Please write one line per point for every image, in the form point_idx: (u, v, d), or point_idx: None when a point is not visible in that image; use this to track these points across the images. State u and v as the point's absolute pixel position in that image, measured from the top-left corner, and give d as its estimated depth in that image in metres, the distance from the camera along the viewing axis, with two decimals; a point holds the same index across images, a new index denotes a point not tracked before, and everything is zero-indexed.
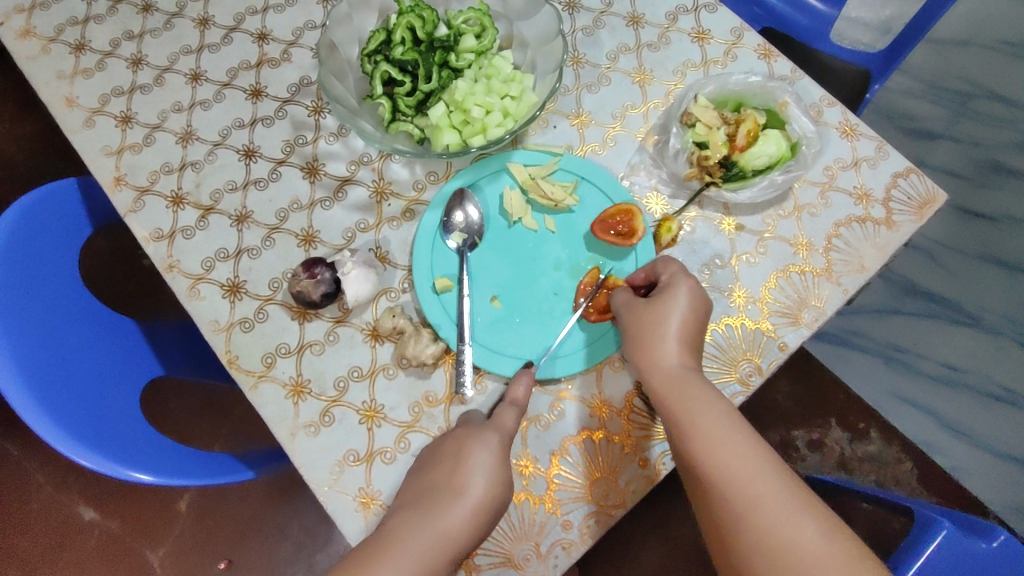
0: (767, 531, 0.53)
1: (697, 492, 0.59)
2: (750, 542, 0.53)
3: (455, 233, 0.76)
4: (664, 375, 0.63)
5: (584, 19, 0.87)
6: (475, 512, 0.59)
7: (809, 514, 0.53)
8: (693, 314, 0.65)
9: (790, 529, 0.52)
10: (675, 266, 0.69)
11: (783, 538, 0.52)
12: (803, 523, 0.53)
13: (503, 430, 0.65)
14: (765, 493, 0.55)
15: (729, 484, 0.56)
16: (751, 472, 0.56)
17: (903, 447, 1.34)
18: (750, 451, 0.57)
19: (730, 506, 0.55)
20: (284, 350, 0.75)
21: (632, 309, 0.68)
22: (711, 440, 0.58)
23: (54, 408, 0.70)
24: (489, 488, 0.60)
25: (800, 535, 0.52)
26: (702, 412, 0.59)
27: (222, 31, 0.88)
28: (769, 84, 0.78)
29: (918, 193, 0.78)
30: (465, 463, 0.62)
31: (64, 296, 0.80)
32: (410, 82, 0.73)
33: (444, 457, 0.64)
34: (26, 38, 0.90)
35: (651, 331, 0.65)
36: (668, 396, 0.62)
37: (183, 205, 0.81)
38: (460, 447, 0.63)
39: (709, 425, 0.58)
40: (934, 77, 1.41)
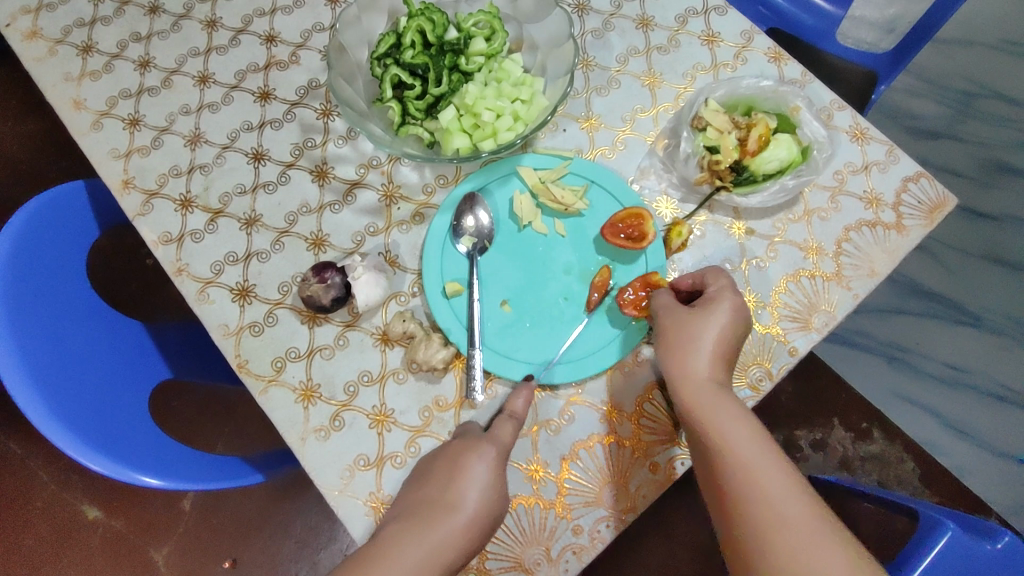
0: (795, 554, 0.52)
1: (723, 511, 0.58)
2: (777, 563, 0.53)
3: (466, 237, 0.76)
4: (696, 387, 0.63)
5: (594, 22, 0.87)
6: (469, 525, 0.59)
7: (835, 537, 0.53)
8: (733, 329, 0.65)
9: (817, 552, 0.52)
10: (725, 279, 0.68)
11: (811, 562, 0.52)
12: (830, 547, 0.52)
13: (500, 442, 0.65)
14: (794, 514, 0.54)
15: (759, 503, 0.56)
16: (780, 492, 0.56)
17: (905, 447, 1.32)
18: (779, 472, 0.57)
19: (756, 529, 0.55)
20: (294, 354, 0.75)
21: (672, 314, 0.67)
22: (742, 457, 0.58)
23: (64, 413, 0.70)
24: (484, 500, 0.61)
25: (828, 560, 0.52)
26: (733, 428, 0.60)
27: (230, 33, 0.88)
28: (781, 88, 0.77)
29: (928, 198, 0.78)
30: (462, 475, 0.62)
31: (72, 299, 0.80)
32: (421, 85, 0.73)
33: (442, 465, 0.64)
34: (32, 39, 0.89)
35: (687, 341, 0.65)
36: (698, 409, 0.62)
37: (192, 209, 0.81)
38: (456, 457, 0.64)
39: (740, 442, 0.59)
40: (939, 78, 1.41)
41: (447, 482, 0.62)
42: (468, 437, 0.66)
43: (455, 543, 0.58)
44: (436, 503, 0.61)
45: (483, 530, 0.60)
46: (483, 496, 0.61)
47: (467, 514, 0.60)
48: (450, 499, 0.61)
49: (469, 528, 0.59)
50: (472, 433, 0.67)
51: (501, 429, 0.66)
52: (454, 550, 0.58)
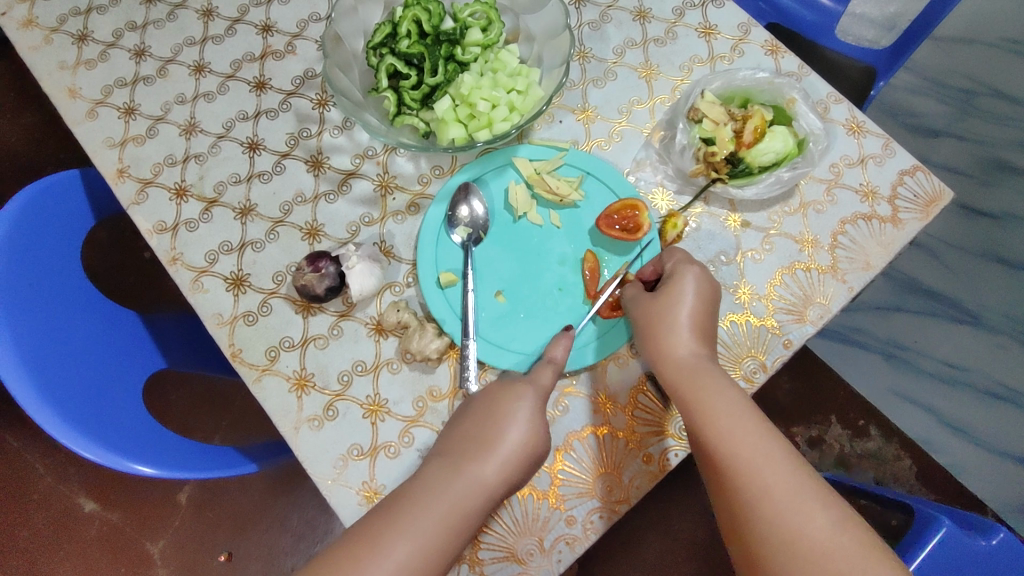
0: (779, 522, 0.51)
1: (711, 482, 0.58)
2: (763, 531, 0.52)
3: (460, 228, 0.76)
4: (677, 363, 0.64)
5: (591, 13, 0.87)
6: (510, 458, 0.59)
7: (821, 502, 0.52)
8: (703, 299, 0.66)
9: (802, 518, 0.51)
10: (681, 254, 0.70)
11: (796, 528, 0.51)
12: (816, 512, 0.51)
13: (538, 384, 0.65)
14: (779, 481, 0.53)
15: (742, 471, 0.55)
16: (764, 459, 0.55)
17: (903, 445, 1.33)
18: (763, 440, 0.56)
19: (743, 500, 0.54)
20: (287, 343, 0.75)
21: (642, 299, 0.68)
22: (724, 427, 0.58)
23: (56, 399, 0.69)
24: (526, 434, 0.61)
25: (812, 524, 0.51)
26: (716, 399, 0.59)
27: (227, 23, 0.88)
28: (777, 80, 0.77)
29: (924, 191, 0.78)
30: (500, 413, 0.62)
31: (66, 287, 0.80)
32: (416, 75, 0.73)
33: (478, 407, 0.64)
34: (28, 28, 0.89)
35: (664, 319, 0.65)
36: (681, 384, 0.62)
37: (187, 198, 0.81)
38: (495, 398, 0.64)
39: (722, 413, 0.58)
40: (938, 75, 1.41)
41: (483, 421, 0.62)
42: (510, 381, 0.65)
43: (497, 475, 0.58)
44: (476, 439, 0.60)
45: (524, 464, 0.60)
46: (526, 430, 0.61)
47: (509, 447, 0.59)
48: (490, 436, 0.60)
49: (511, 460, 0.59)
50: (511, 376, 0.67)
51: (541, 372, 0.66)
52: (494, 482, 0.57)
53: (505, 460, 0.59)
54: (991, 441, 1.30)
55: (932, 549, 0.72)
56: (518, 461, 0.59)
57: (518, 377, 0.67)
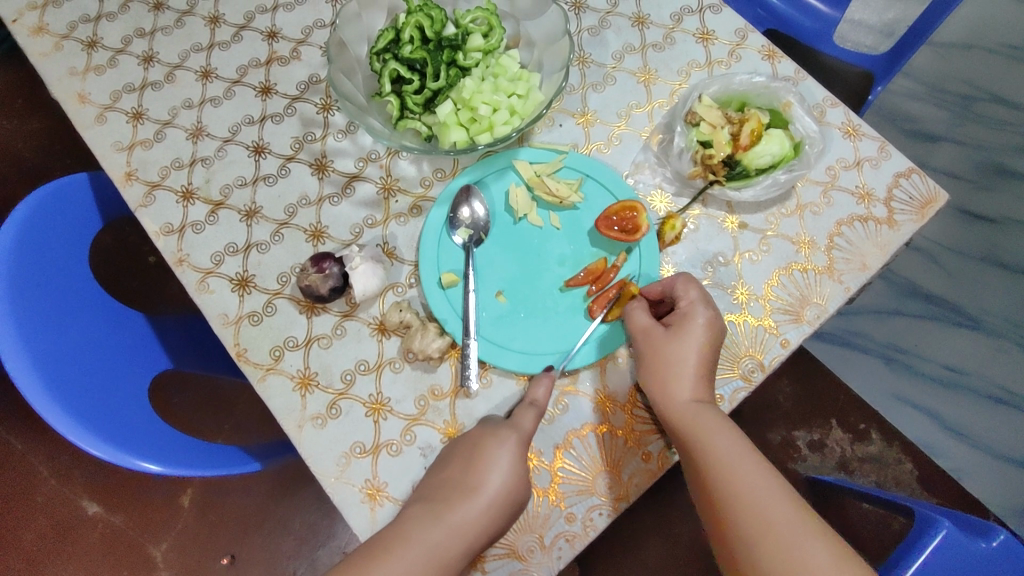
0: (782, 556, 0.54)
1: (710, 519, 0.60)
2: (763, 567, 0.54)
3: (461, 229, 0.77)
4: (678, 403, 0.65)
5: (590, 19, 0.88)
6: (491, 507, 0.61)
7: (821, 538, 0.54)
8: (710, 343, 0.66)
9: (801, 550, 0.53)
10: (694, 291, 0.68)
11: (796, 560, 0.53)
12: (816, 545, 0.54)
13: (521, 429, 0.66)
14: (781, 517, 0.56)
15: (744, 509, 0.57)
16: (762, 494, 0.57)
17: (904, 449, 1.33)
18: (761, 477, 0.59)
19: (745, 535, 0.56)
20: (292, 343, 0.76)
21: (653, 336, 0.68)
22: (723, 463, 0.60)
23: (64, 397, 0.71)
24: (507, 484, 0.62)
25: (813, 558, 0.53)
26: (716, 436, 0.61)
27: (233, 29, 0.90)
28: (773, 84, 0.78)
29: (919, 193, 0.79)
30: (481, 462, 0.63)
31: (72, 289, 0.81)
32: (418, 80, 0.74)
33: (464, 454, 0.65)
34: (38, 34, 0.91)
35: (669, 356, 0.66)
36: (680, 419, 0.64)
37: (193, 200, 0.82)
38: (479, 444, 0.65)
39: (721, 452, 0.60)
40: (935, 80, 1.43)
41: (467, 468, 0.64)
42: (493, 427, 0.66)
43: (477, 525, 0.60)
44: (458, 485, 0.63)
45: (506, 511, 0.62)
46: (505, 479, 0.62)
47: (490, 496, 0.61)
48: (472, 482, 0.62)
49: (491, 510, 0.61)
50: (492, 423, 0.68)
51: (523, 416, 0.67)
52: (474, 531, 0.60)
53: (486, 509, 0.61)
54: (986, 442, 1.30)
55: (931, 555, 0.72)
56: (499, 509, 0.61)
57: (499, 423, 0.67)
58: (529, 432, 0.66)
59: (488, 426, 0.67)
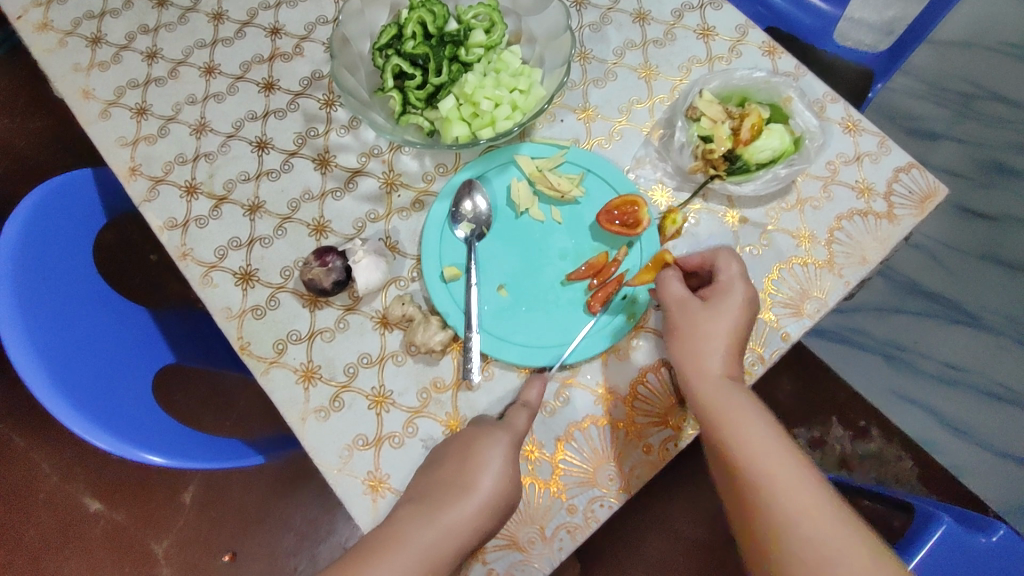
0: (820, 546, 0.53)
1: (737, 507, 0.60)
2: (800, 557, 0.54)
3: (463, 224, 0.78)
4: (712, 383, 0.64)
5: (592, 16, 0.89)
6: (484, 506, 0.60)
7: (858, 531, 0.54)
8: (741, 323, 0.66)
9: (839, 542, 0.53)
10: (736, 266, 0.68)
11: (834, 551, 0.53)
12: (853, 538, 0.54)
13: (513, 429, 0.66)
14: (817, 508, 0.55)
15: (780, 499, 0.56)
16: (797, 484, 0.57)
17: (903, 446, 1.32)
18: (794, 466, 0.58)
19: (781, 525, 0.55)
20: (295, 336, 0.76)
21: (687, 312, 0.67)
22: (758, 450, 0.59)
23: (68, 390, 0.71)
24: (500, 483, 0.61)
25: (850, 551, 0.53)
26: (751, 423, 0.60)
27: (236, 26, 0.90)
28: (773, 79, 0.78)
29: (919, 188, 0.79)
30: (476, 461, 0.63)
31: (77, 283, 0.81)
32: (421, 75, 0.75)
33: (460, 452, 0.65)
34: (43, 31, 0.91)
35: (703, 335, 0.65)
36: (712, 404, 0.62)
37: (197, 195, 0.83)
38: (472, 445, 0.65)
39: (753, 438, 0.60)
40: (935, 79, 1.43)
41: (461, 468, 0.63)
42: (484, 426, 0.67)
43: (473, 522, 0.59)
44: (451, 485, 0.62)
45: (499, 512, 0.61)
46: (498, 479, 0.61)
47: (483, 495, 0.60)
48: (466, 482, 0.61)
49: (484, 511, 0.60)
50: (484, 423, 0.68)
51: (517, 418, 0.67)
52: (467, 531, 0.59)
53: (479, 508, 0.60)
54: (986, 439, 1.31)
55: (929, 552, 0.73)
56: (493, 509, 0.60)
57: (493, 422, 0.68)
58: (522, 432, 0.67)
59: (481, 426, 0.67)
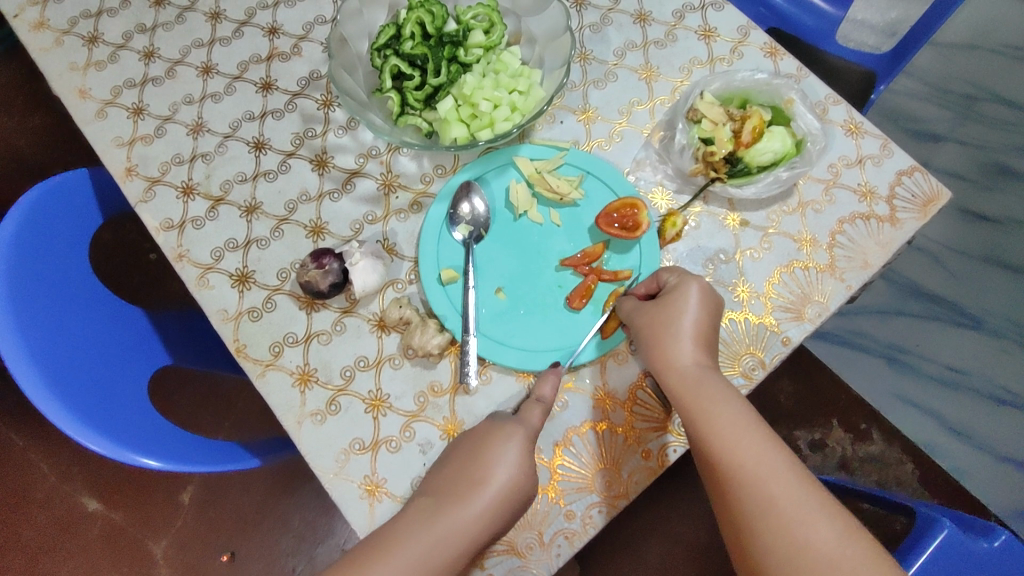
0: (784, 533, 0.53)
1: (713, 494, 0.59)
2: (764, 544, 0.54)
3: (461, 225, 0.77)
4: (680, 374, 0.63)
5: (592, 16, 0.88)
6: (499, 498, 0.60)
7: (826, 514, 0.53)
8: (702, 316, 0.66)
9: (805, 527, 0.52)
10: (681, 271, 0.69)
11: (798, 537, 0.52)
12: (820, 522, 0.53)
13: (529, 425, 0.65)
14: (784, 494, 0.54)
15: (748, 487, 0.56)
16: (766, 471, 0.56)
17: (904, 448, 1.32)
18: (767, 453, 0.57)
19: (749, 514, 0.55)
20: (291, 339, 0.76)
21: (645, 310, 0.68)
22: (726, 437, 0.58)
23: (64, 393, 0.70)
24: (514, 475, 0.62)
25: (815, 535, 0.52)
26: (719, 412, 0.59)
27: (234, 25, 0.89)
28: (775, 80, 0.78)
29: (921, 191, 0.79)
30: (487, 453, 0.62)
31: (73, 285, 0.81)
32: (419, 76, 0.74)
33: (471, 444, 0.65)
34: (39, 30, 0.91)
35: (665, 331, 0.65)
36: (684, 394, 0.62)
37: (193, 196, 0.82)
38: (485, 435, 0.64)
39: (726, 427, 0.58)
40: (939, 80, 1.42)
41: (472, 460, 0.63)
42: (500, 421, 0.65)
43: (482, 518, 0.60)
44: (465, 477, 0.62)
45: (512, 504, 0.62)
46: (512, 471, 0.61)
47: (497, 489, 0.61)
48: (478, 475, 0.61)
49: (501, 502, 0.61)
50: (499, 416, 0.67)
51: (529, 413, 0.66)
52: (477, 526, 0.59)
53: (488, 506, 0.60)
54: (989, 443, 1.30)
55: (934, 551, 0.72)
56: (507, 501, 0.61)
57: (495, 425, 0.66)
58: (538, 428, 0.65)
59: (497, 417, 0.66)
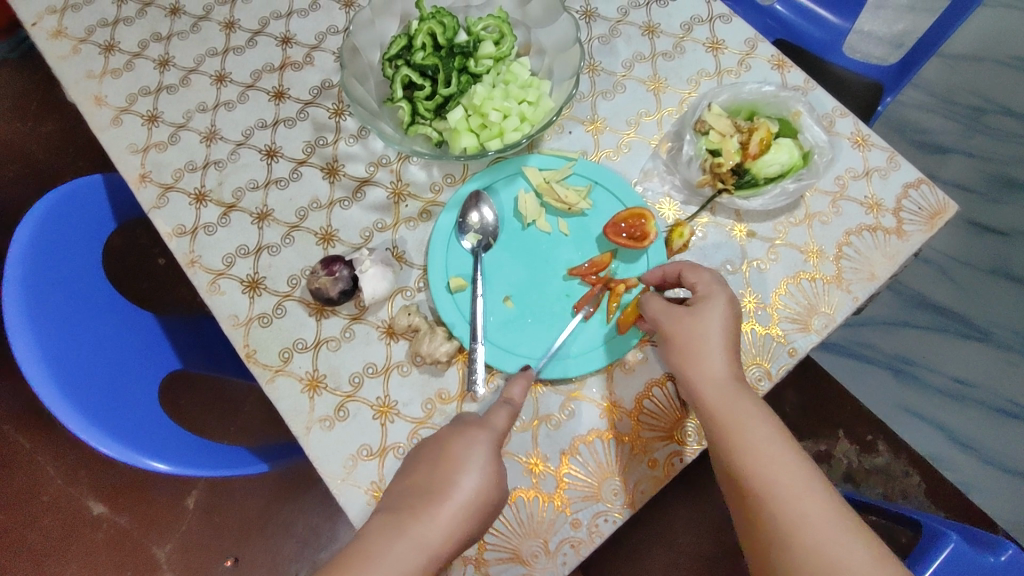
0: (817, 550, 0.53)
1: (740, 510, 0.59)
2: (796, 558, 0.53)
3: (470, 234, 0.77)
4: (715, 387, 0.63)
5: (601, 28, 0.89)
6: (460, 510, 0.57)
7: (856, 534, 0.54)
8: (730, 327, 0.66)
9: (837, 545, 0.53)
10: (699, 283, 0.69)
11: (831, 555, 0.52)
12: (852, 542, 0.53)
13: (493, 429, 0.64)
14: (817, 512, 0.55)
15: (780, 502, 0.56)
16: (798, 487, 0.56)
17: (911, 461, 1.26)
18: (800, 472, 0.57)
19: (781, 529, 0.55)
20: (301, 345, 0.76)
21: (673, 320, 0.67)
22: (760, 454, 0.58)
23: (75, 396, 0.71)
24: (479, 485, 0.59)
25: (848, 552, 0.52)
26: (754, 429, 0.60)
27: (247, 35, 0.91)
28: (782, 93, 0.78)
29: (928, 205, 0.79)
30: (455, 462, 0.60)
31: (86, 289, 0.82)
32: (430, 86, 0.75)
33: (430, 459, 0.62)
34: (57, 38, 0.92)
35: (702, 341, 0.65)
36: (717, 409, 0.62)
37: (206, 203, 0.83)
38: (448, 448, 0.62)
39: (760, 442, 0.59)
40: (946, 92, 1.43)
41: (434, 473, 0.60)
42: (462, 427, 0.64)
43: (448, 529, 0.56)
44: (426, 490, 0.59)
45: (480, 514, 0.58)
46: (478, 480, 0.59)
47: (460, 499, 0.57)
48: (441, 486, 0.58)
49: (460, 513, 0.57)
50: (462, 421, 0.65)
51: (495, 416, 0.65)
52: (444, 534, 0.55)
53: (456, 512, 0.57)
54: (996, 456, 1.30)
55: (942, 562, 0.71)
56: (470, 514, 0.57)
57: (470, 421, 0.65)
58: (502, 432, 0.64)
59: (460, 426, 0.65)
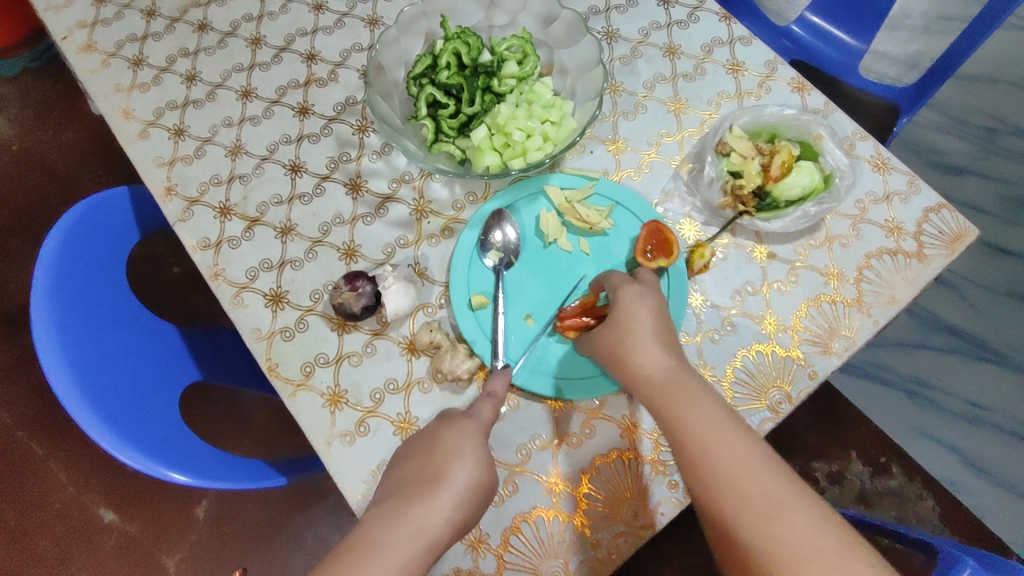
0: (756, 529, 0.49)
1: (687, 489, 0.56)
2: (741, 538, 0.50)
3: (492, 252, 0.78)
4: (642, 368, 0.60)
5: (622, 49, 0.90)
6: (459, 498, 0.57)
7: (799, 507, 0.49)
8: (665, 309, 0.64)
9: (775, 524, 0.49)
10: None
11: (770, 534, 0.48)
12: (794, 516, 0.49)
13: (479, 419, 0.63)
14: (755, 489, 0.50)
15: (717, 484, 0.52)
16: (735, 463, 0.52)
17: (926, 484, 1.27)
18: (738, 446, 0.53)
19: (721, 510, 0.51)
20: (323, 359, 0.77)
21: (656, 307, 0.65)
22: (693, 433, 0.54)
23: (99, 407, 0.72)
24: (474, 474, 0.58)
25: (788, 529, 0.48)
26: (687, 407, 0.56)
27: (273, 51, 0.92)
28: (803, 117, 0.79)
29: (949, 229, 0.79)
30: (446, 452, 0.60)
31: (110, 299, 0.82)
32: (454, 105, 0.75)
33: (421, 450, 0.62)
34: (87, 52, 0.94)
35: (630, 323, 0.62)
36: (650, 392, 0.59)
37: (230, 216, 0.84)
38: (437, 440, 0.62)
39: (691, 420, 0.55)
40: (960, 113, 1.44)
41: (424, 465, 0.60)
42: (451, 420, 0.64)
43: (444, 515, 0.55)
44: (422, 478, 0.58)
45: (473, 502, 0.58)
46: (471, 467, 0.58)
47: (455, 486, 0.57)
48: (432, 477, 0.58)
49: (458, 498, 0.57)
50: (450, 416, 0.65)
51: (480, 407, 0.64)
52: (439, 520, 0.55)
53: (454, 498, 0.56)
54: (1009, 480, 1.29)
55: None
56: (467, 502, 0.57)
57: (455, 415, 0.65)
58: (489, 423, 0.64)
59: (449, 420, 0.64)
